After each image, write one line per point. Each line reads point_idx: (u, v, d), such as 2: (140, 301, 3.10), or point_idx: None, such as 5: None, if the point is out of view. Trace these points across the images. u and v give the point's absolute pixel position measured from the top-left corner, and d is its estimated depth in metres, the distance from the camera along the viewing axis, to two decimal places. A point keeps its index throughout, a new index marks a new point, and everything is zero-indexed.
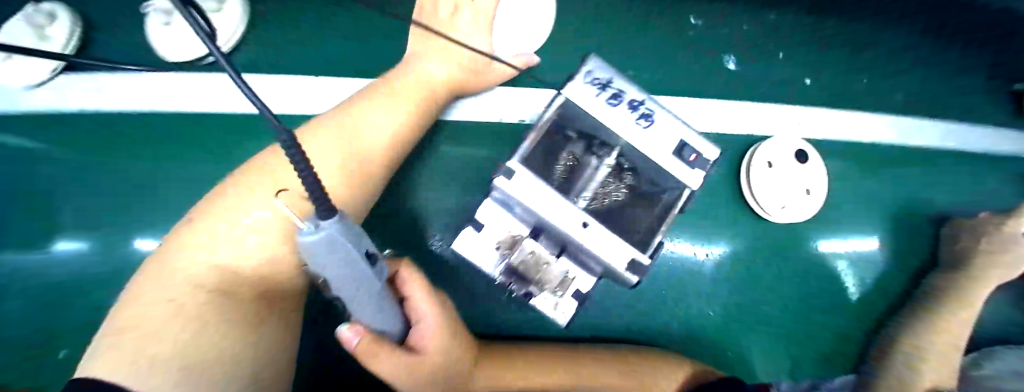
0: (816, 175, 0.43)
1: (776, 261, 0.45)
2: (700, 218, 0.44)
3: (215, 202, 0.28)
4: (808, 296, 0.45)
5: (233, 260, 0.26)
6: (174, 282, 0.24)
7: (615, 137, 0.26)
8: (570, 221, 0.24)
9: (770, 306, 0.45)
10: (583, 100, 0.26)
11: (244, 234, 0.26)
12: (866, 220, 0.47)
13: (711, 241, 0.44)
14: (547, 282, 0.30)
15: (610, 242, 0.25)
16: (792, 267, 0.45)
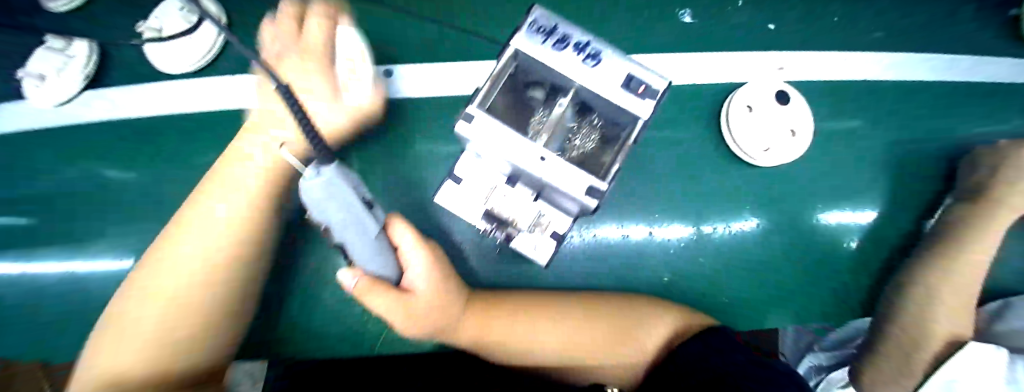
0: (799, 116, 0.42)
1: (775, 215, 0.44)
2: (689, 173, 0.44)
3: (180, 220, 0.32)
4: (815, 249, 0.43)
5: (175, 271, 0.29)
6: (141, 292, 0.30)
7: (567, 80, 0.29)
8: (527, 156, 0.27)
9: (775, 259, 0.43)
10: (532, 44, 0.29)
11: (185, 246, 0.30)
12: (869, 164, 0.45)
13: (702, 200, 0.43)
14: (520, 222, 0.31)
15: (566, 171, 0.27)
16: (795, 223, 0.44)
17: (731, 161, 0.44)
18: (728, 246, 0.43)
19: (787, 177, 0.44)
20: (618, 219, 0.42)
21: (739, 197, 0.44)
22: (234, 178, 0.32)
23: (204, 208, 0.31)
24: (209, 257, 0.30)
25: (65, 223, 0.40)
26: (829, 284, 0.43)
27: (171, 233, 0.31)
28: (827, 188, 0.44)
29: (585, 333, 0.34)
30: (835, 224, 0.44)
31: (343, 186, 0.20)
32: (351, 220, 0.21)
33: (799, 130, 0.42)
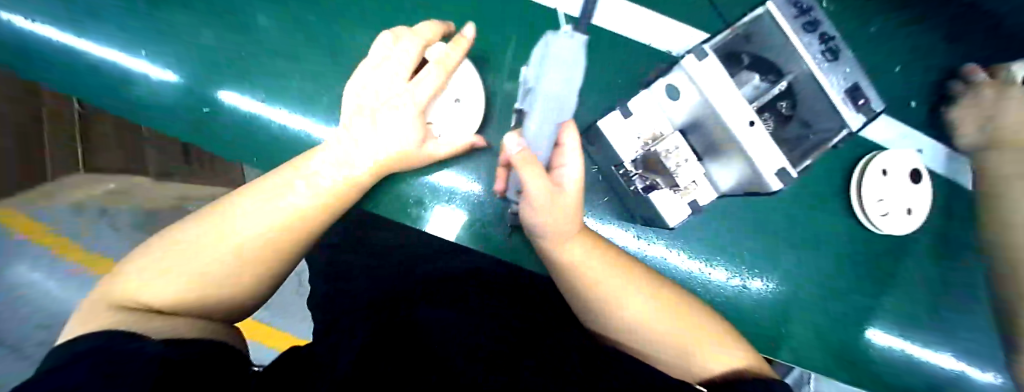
0: (924, 197, 0.45)
1: (819, 271, 0.48)
2: (774, 211, 0.47)
3: (172, 232, 0.32)
4: (839, 313, 0.48)
5: (168, 272, 0.30)
6: (120, 290, 0.29)
7: (791, 65, 0.28)
8: (740, 117, 0.26)
9: (806, 310, 0.48)
10: (782, 15, 0.27)
11: (163, 262, 0.30)
12: (917, 259, 0.48)
13: (771, 238, 0.47)
14: (678, 176, 0.31)
15: (767, 152, 0.26)
16: (832, 285, 0.48)
17: (803, 207, 0.47)
18: (773, 287, 0.48)
19: (841, 237, 0.47)
20: (695, 231, 0.46)
21: (797, 245, 0.48)
22: (335, 155, 0.36)
23: (320, 160, 0.36)
24: (211, 267, 0.30)
25: (198, 36, 0.48)
26: (844, 349, 0.48)
27: (179, 233, 0.32)
28: (866, 264, 0.48)
29: (662, 307, 0.36)
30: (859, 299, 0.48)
31: (577, 45, 0.30)
32: (563, 78, 0.31)
33: (917, 211, 0.45)
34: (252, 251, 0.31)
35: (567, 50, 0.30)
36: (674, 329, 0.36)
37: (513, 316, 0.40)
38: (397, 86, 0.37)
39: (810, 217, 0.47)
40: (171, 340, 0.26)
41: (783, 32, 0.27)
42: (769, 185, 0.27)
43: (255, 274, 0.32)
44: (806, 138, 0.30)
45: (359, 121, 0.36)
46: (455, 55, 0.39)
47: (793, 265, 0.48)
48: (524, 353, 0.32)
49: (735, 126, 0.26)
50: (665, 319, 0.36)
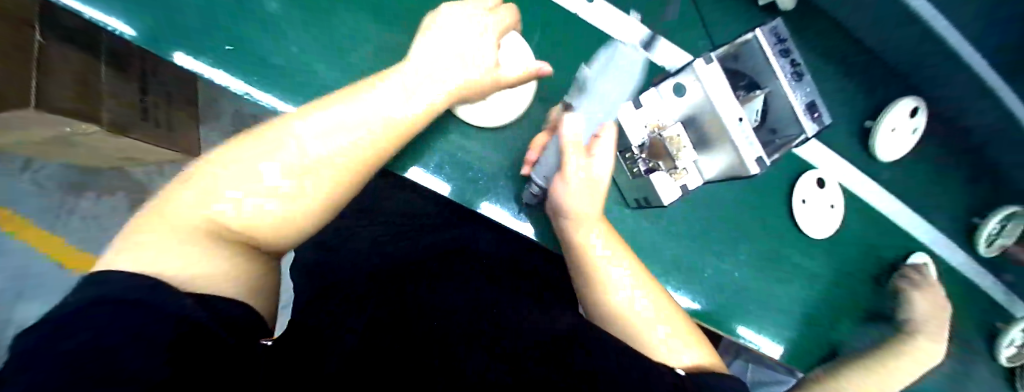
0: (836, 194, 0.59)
1: (754, 259, 0.57)
2: (733, 210, 0.57)
3: (193, 171, 0.30)
4: (764, 298, 0.58)
5: (198, 215, 0.28)
6: (136, 228, 0.27)
7: (769, 79, 0.36)
8: (731, 114, 0.34)
9: (744, 294, 0.57)
10: (764, 42, 0.35)
11: (189, 201, 0.28)
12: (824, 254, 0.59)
13: (727, 230, 0.57)
14: (679, 160, 0.38)
15: (750, 143, 0.34)
16: (762, 271, 0.58)
17: (745, 204, 0.57)
18: (722, 272, 0.56)
19: (769, 233, 0.58)
20: (677, 223, 0.55)
21: (741, 237, 0.57)
22: (362, 114, 0.33)
23: (342, 109, 0.33)
24: (236, 221, 0.29)
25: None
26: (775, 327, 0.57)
27: (195, 174, 0.30)
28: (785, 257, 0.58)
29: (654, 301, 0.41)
30: (781, 285, 0.59)
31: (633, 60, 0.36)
32: (619, 77, 0.36)
33: (836, 205, 0.59)
34: (276, 203, 0.30)
35: (621, 62, 0.36)
36: (652, 323, 0.39)
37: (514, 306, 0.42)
38: (460, 55, 0.37)
39: (746, 215, 0.57)
40: (200, 296, 0.25)
41: (764, 54, 0.35)
42: (748, 168, 0.35)
43: (301, 225, 0.32)
44: (772, 142, 0.39)
45: (397, 85, 0.35)
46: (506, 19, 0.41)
47: (732, 254, 0.57)
48: (526, 346, 0.34)
49: (727, 121, 0.34)
50: (649, 307, 0.40)
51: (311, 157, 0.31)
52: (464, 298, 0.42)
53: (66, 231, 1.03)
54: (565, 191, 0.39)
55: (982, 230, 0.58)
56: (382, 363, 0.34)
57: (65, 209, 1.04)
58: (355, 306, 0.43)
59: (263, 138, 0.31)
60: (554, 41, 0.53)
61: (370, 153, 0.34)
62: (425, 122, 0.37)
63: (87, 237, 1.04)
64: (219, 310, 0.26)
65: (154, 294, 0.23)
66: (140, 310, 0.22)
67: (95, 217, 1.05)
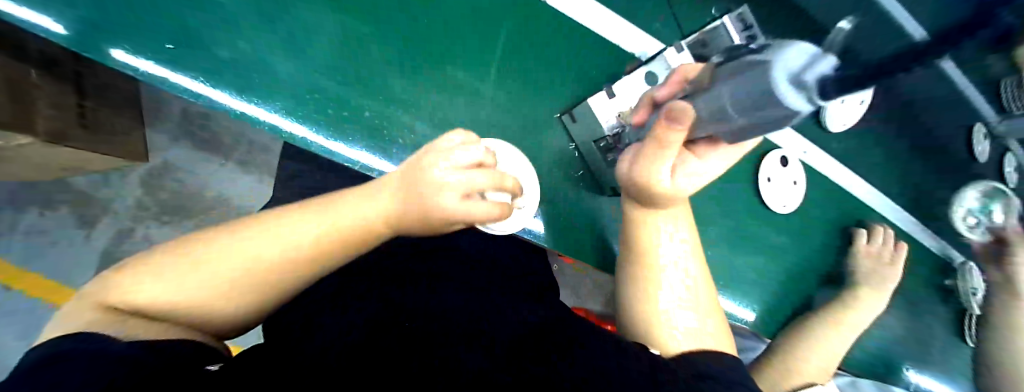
0: (796, 171, 0.62)
1: (724, 232, 0.61)
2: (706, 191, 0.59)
3: (163, 256, 0.33)
4: (736, 274, 0.61)
5: (146, 297, 0.31)
6: (98, 298, 0.31)
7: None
8: None
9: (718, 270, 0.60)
10: (731, 29, 0.38)
11: (152, 284, 0.31)
12: (790, 231, 0.63)
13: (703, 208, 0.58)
14: None
15: None
16: (738, 246, 0.60)
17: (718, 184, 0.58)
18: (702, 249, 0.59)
19: (739, 208, 0.61)
20: None
21: (713, 215, 0.60)
22: (320, 223, 0.34)
23: (299, 225, 0.34)
24: (186, 299, 0.32)
25: None
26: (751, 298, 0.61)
27: (165, 259, 0.33)
28: (754, 230, 0.61)
29: (650, 295, 0.44)
30: (755, 259, 0.61)
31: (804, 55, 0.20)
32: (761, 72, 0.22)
33: (796, 181, 0.62)
34: (223, 290, 0.33)
35: (755, 94, 0.22)
36: (680, 319, 0.42)
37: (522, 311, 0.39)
38: (421, 161, 0.33)
39: (719, 194, 0.59)
40: (144, 340, 0.28)
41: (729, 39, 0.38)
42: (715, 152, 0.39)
43: (231, 310, 0.34)
44: None
45: (350, 208, 0.34)
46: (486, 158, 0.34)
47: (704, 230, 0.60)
48: (522, 352, 0.32)
49: None
50: (681, 302, 0.43)
51: (257, 262, 0.33)
52: (469, 309, 0.38)
53: (13, 251, 0.98)
54: (647, 173, 0.38)
55: (857, 246, 0.64)
56: (380, 365, 0.30)
57: (8, 229, 0.98)
58: (356, 307, 0.39)
59: (224, 236, 0.34)
60: (523, 31, 0.54)
61: (302, 256, 0.34)
62: (371, 234, 0.35)
63: (37, 257, 0.99)
64: (165, 351, 0.29)
65: (99, 344, 0.26)
66: (91, 358, 0.25)
67: (43, 234, 0.99)
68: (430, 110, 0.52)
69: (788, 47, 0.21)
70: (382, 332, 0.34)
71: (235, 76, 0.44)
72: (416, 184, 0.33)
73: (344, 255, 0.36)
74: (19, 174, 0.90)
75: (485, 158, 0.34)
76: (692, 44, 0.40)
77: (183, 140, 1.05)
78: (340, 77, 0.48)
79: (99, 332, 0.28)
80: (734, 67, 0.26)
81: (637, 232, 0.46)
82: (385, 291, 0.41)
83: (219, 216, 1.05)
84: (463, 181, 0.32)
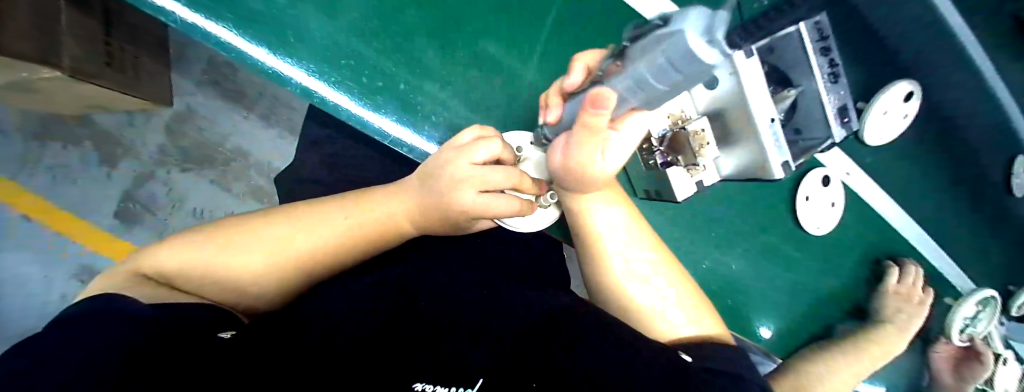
0: (835, 193, 0.59)
1: (754, 247, 0.59)
2: (741, 204, 0.57)
3: (208, 235, 0.40)
4: (757, 290, 0.60)
5: (189, 268, 0.37)
6: (144, 265, 0.36)
7: (804, 78, 0.36)
8: (764, 114, 0.34)
9: (740, 285, 0.59)
10: (806, 36, 0.34)
11: (196, 257, 0.37)
12: (820, 254, 0.60)
13: (732, 221, 0.58)
14: (705, 155, 0.38)
15: (777, 146, 0.35)
16: (762, 263, 0.59)
17: (751, 198, 0.57)
18: (728, 261, 0.58)
19: (772, 225, 0.59)
20: (682, 215, 0.56)
21: (746, 229, 0.58)
22: (351, 215, 0.43)
23: (333, 214, 0.43)
24: (224, 273, 0.38)
25: None
26: (765, 317, 0.61)
27: (210, 239, 0.39)
28: (783, 250, 0.59)
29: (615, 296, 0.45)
30: (777, 277, 0.60)
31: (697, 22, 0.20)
32: (653, 66, 0.24)
33: (836, 203, 0.59)
34: (260, 268, 0.39)
35: (678, 65, 0.22)
36: (645, 297, 0.43)
37: (531, 309, 0.40)
38: (448, 154, 0.39)
39: (753, 209, 0.58)
40: (163, 305, 0.32)
41: (803, 48, 0.35)
42: (773, 172, 0.36)
43: (260, 285, 0.39)
44: (797, 144, 0.39)
45: (375, 205, 0.44)
46: (496, 149, 0.39)
47: (733, 243, 0.58)
48: (529, 350, 0.33)
49: (760, 122, 0.34)
50: (642, 279, 0.44)
51: (294, 248, 0.40)
52: (479, 306, 0.40)
53: (37, 182, 0.99)
54: (580, 156, 0.34)
55: (886, 277, 0.62)
56: (390, 353, 0.31)
57: (33, 159, 0.99)
58: (370, 291, 0.41)
59: (267, 223, 0.41)
60: (572, 16, 0.51)
61: (334, 242, 0.42)
62: (393, 224, 0.44)
63: (60, 190, 1.00)
64: (182, 317, 0.32)
65: (119, 307, 0.30)
66: (105, 321, 0.28)
67: (66, 168, 1.00)
68: (463, 87, 0.50)
69: (685, 14, 0.21)
70: (394, 322, 0.36)
71: (269, 36, 0.43)
72: (449, 180, 0.39)
73: (369, 246, 0.44)
74: (46, 107, 0.91)
75: (501, 155, 0.40)
76: (758, 51, 0.37)
77: (207, 88, 1.04)
78: (374, 45, 0.47)
79: (128, 295, 0.31)
80: (636, 53, 0.26)
81: (578, 220, 0.46)
82: (382, 270, 0.45)
83: (239, 169, 1.05)
84: (487, 155, 0.38)
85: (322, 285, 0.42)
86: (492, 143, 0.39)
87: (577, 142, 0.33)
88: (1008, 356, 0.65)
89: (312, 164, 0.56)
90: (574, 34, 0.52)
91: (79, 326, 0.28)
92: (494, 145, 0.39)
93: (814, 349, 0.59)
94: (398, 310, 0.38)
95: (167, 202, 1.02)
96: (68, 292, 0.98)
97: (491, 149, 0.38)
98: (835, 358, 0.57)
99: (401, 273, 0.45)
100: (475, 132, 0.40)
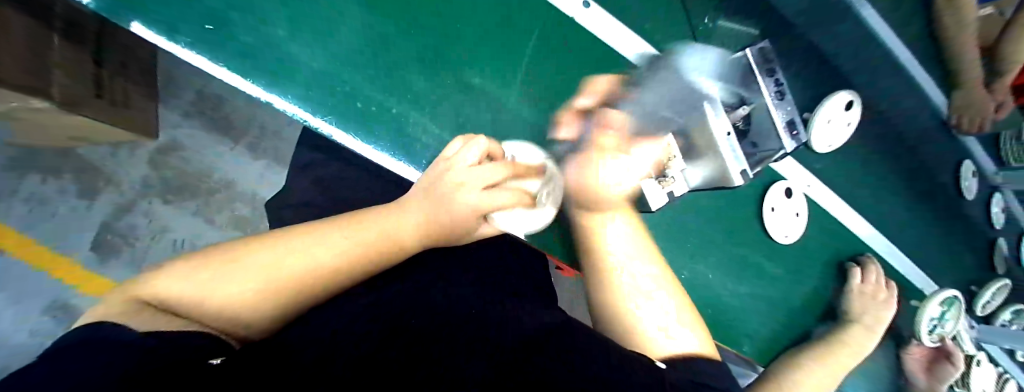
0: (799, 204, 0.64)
1: (729, 258, 0.62)
2: (715, 217, 0.61)
3: (200, 260, 0.39)
4: (737, 300, 0.62)
5: (184, 289, 0.35)
6: (134, 289, 0.35)
7: (756, 100, 0.47)
8: (721, 129, 0.47)
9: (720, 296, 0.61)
10: (754, 69, 0.45)
11: (185, 282, 0.36)
12: (789, 263, 0.64)
13: (707, 233, 0.61)
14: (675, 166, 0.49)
15: (734, 158, 0.48)
16: (737, 273, 0.62)
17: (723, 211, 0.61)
18: (706, 272, 0.61)
19: (744, 237, 0.62)
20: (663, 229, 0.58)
21: (720, 240, 0.62)
22: (349, 237, 0.44)
23: (332, 236, 0.44)
24: (218, 294, 0.36)
25: None
26: (746, 326, 0.62)
27: (203, 262, 0.39)
28: (756, 261, 0.62)
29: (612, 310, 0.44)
30: (752, 287, 0.63)
31: None
32: None
33: (799, 213, 0.64)
34: (254, 291, 0.38)
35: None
36: (646, 311, 0.43)
37: (521, 328, 0.42)
38: (442, 162, 0.42)
39: (725, 221, 0.61)
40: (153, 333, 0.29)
41: (754, 80, 0.45)
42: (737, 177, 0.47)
43: (255, 308, 0.38)
44: (757, 155, 0.49)
45: (379, 224, 0.46)
46: (481, 149, 0.41)
47: (709, 254, 0.61)
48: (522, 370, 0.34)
49: (718, 136, 0.46)
50: (646, 295, 0.45)
51: (291, 271, 0.40)
52: (471, 325, 0.42)
53: (11, 217, 0.97)
54: (586, 173, 0.45)
55: (851, 276, 0.66)
56: (383, 376, 0.33)
57: (9, 193, 0.97)
58: (364, 316, 0.42)
59: (262, 246, 0.41)
60: (550, 47, 0.56)
61: (332, 263, 0.43)
62: (395, 242, 0.47)
63: (36, 224, 0.98)
64: (176, 343, 0.30)
65: (114, 335, 0.28)
66: (92, 349, 0.26)
67: (44, 201, 0.99)
68: (449, 112, 0.53)
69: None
70: (388, 346, 0.37)
71: (268, 60, 0.45)
72: (447, 181, 0.41)
73: (367, 265, 0.45)
74: (29, 138, 0.91)
75: (490, 153, 0.43)
76: (713, 80, 0.48)
77: (196, 119, 1.06)
78: (364, 73, 0.50)
79: (118, 321, 0.29)
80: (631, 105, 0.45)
81: (588, 226, 0.47)
82: (379, 290, 0.47)
83: (224, 199, 1.05)
84: (479, 151, 0.41)
85: (320, 307, 0.42)
86: (478, 147, 0.42)
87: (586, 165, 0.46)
88: (980, 356, 0.71)
89: (302, 188, 0.58)
90: (550, 62, 0.57)
91: (69, 354, 0.26)
92: (478, 147, 0.42)
93: (791, 354, 0.59)
94: (392, 333, 0.39)
95: (147, 233, 1.01)
96: (35, 330, 0.94)
97: (478, 148, 0.42)
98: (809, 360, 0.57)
99: (394, 296, 0.47)
100: (458, 140, 0.43)
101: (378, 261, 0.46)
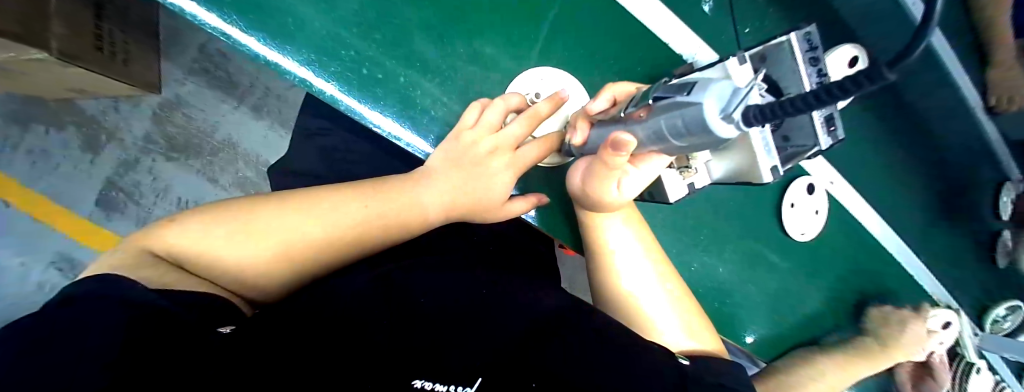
0: (821, 200, 0.61)
1: (739, 251, 0.60)
2: (730, 208, 0.59)
3: (208, 216, 0.39)
4: (741, 292, 0.61)
5: (195, 250, 0.37)
6: (149, 243, 0.36)
7: (794, 86, 0.37)
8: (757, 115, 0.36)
9: (727, 288, 0.60)
10: (796, 46, 0.36)
11: (197, 237, 0.37)
12: (797, 259, 0.63)
13: (721, 224, 0.59)
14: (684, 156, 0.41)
15: (766, 151, 0.35)
16: (746, 268, 0.61)
17: (737, 202, 0.59)
18: (718, 265, 0.59)
19: (756, 230, 0.60)
20: (679, 218, 0.57)
21: (734, 233, 0.60)
22: (363, 209, 0.43)
23: (345, 203, 0.43)
24: (232, 257, 0.37)
25: None
26: (749, 320, 0.62)
27: (212, 219, 0.38)
28: (765, 255, 0.61)
29: (616, 306, 0.49)
30: (758, 280, 0.62)
31: (717, 93, 0.22)
32: (675, 105, 0.24)
33: (820, 210, 0.62)
34: (265, 254, 0.38)
35: (692, 131, 0.23)
36: (652, 310, 0.48)
37: (530, 319, 0.41)
38: (474, 132, 0.45)
39: (741, 213, 0.59)
40: (166, 292, 0.32)
41: (794, 56, 0.37)
42: (762, 176, 0.36)
43: (265, 271, 0.39)
44: (784, 149, 0.40)
45: (397, 196, 0.44)
46: (513, 100, 0.46)
47: (722, 246, 0.59)
48: None
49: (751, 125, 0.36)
50: (661, 296, 0.49)
51: (301, 239, 0.40)
52: (482, 309, 0.41)
53: (15, 166, 0.97)
54: (599, 186, 0.40)
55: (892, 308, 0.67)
56: (396, 361, 0.33)
57: (14, 144, 0.96)
58: (379, 287, 0.41)
59: (272, 209, 0.40)
60: (577, 19, 0.52)
61: (341, 235, 0.42)
62: (413, 217, 0.45)
63: (40, 178, 0.98)
64: (184, 304, 0.32)
65: (121, 291, 0.29)
66: (106, 304, 0.28)
67: (46, 153, 0.97)
68: (460, 86, 0.50)
69: (708, 85, 0.22)
70: (399, 325, 0.36)
71: (266, 22, 0.43)
72: (471, 143, 0.45)
73: (380, 239, 0.44)
74: (28, 89, 0.88)
75: (519, 106, 0.47)
76: (751, 58, 0.38)
77: (197, 76, 1.02)
78: (371, 37, 0.47)
79: (128, 276, 0.31)
80: (658, 108, 0.27)
81: (595, 238, 0.49)
82: (389, 265, 0.46)
83: (228, 158, 1.04)
84: (509, 105, 0.46)
85: (333, 278, 0.42)
86: (511, 98, 0.46)
87: (610, 179, 0.38)
88: (981, 365, 0.70)
89: (306, 153, 0.56)
90: (577, 36, 0.52)
91: (73, 306, 0.27)
92: (503, 108, 0.45)
93: (796, 356, 0.63)
94: (405, 311, 0.38)
95: (151, 191, 1.00)
96: (45, 281, 0.96)
97: (506, 104, 0.46)
98: (810, 363, 0.61)
99: (403, 269, 0.45)
100: (482, 102, 0.46)
101: (400, 233, 0.45)
